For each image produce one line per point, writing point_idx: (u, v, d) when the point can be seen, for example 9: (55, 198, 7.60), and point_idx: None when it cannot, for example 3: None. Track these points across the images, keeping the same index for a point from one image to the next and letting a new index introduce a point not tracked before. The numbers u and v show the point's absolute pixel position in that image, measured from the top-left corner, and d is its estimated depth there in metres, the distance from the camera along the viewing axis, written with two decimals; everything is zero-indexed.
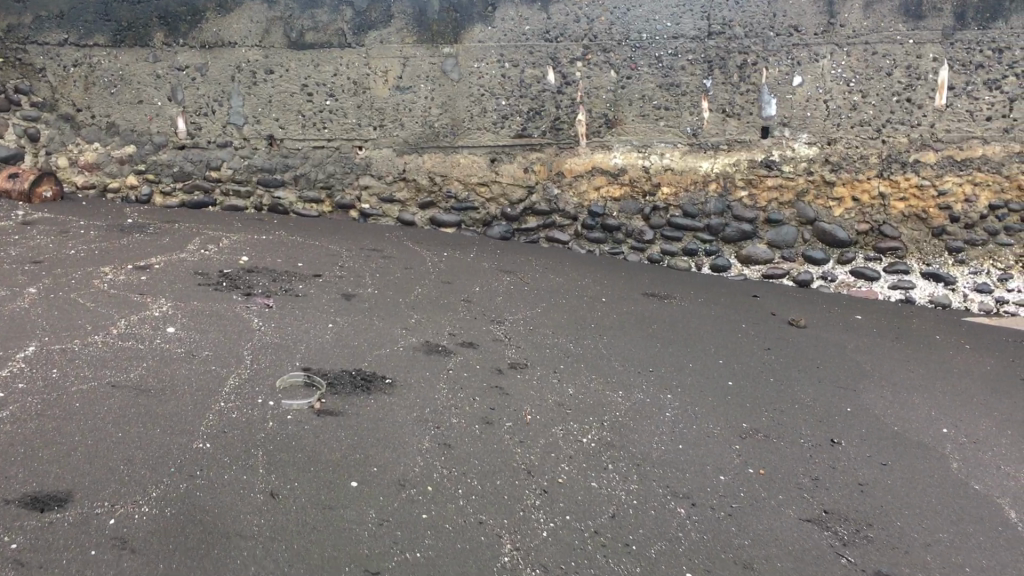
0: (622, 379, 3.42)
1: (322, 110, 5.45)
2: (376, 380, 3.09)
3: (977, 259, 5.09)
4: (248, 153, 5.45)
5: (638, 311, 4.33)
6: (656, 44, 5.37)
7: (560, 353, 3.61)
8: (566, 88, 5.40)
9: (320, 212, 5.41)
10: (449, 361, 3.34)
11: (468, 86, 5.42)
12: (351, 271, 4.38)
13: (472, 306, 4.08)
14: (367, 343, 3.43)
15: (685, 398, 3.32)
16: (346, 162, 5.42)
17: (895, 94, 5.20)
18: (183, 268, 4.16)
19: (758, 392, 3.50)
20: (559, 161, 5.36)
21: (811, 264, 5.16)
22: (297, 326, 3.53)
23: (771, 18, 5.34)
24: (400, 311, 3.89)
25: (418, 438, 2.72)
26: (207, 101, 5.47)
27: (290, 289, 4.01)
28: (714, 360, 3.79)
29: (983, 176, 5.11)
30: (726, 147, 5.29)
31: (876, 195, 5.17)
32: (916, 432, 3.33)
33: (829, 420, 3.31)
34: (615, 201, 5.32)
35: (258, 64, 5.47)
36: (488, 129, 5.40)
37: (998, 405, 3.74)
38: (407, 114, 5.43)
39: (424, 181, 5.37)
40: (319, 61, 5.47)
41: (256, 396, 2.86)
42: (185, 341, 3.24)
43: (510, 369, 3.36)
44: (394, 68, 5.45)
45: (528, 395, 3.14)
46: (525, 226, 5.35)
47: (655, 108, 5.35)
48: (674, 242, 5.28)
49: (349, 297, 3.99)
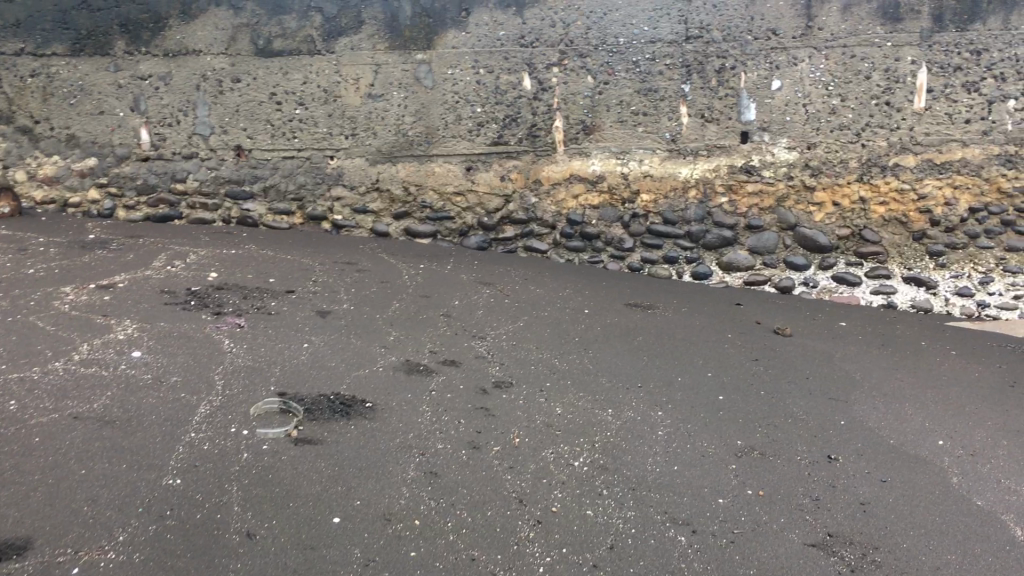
0: (610, 396, 3.30)
1: (291, 120, 5.28)
2: (356, 404, 2.95)
3: (958, 263, 5.02)
4: (215, 164, 5.27)
5: (621, 323, 4.21)
6: (633, 49, 5.28)
7: (545, 369, 3.49)
8: (543, 94, 5.28)
9: (291, 223, 5.23)
10: (431, 381, 3.21)
11: (443, 93, 5.29)
12: (325, 286, 4.23)
13: (453, 320, 3.96)
14: (344, 363, 3.28)
15: (677, 415, 3.21)
16: (316, 173, 5.26)
17: (874, 97, 5.14)
18: (149, 287, 4.00)
19: (750, 407, 3.39)
20: (537, 168, 5.25)
21: (793, 270, 5.06)
22: (271, 346, 3.39)
23: (748, 22, 5.26)
24: (377, 328, 3.75)
25: (403, 466, 2.59)
26: (172, 110, 5.29)
27: (261, 306, 3.86)
28: (703, 373, 3.69)
29: (963, 179, 5.05)
30: (705, 152, 5.20)
31: (856, 200, 5.09)
32: (913, 445, 3.24)
33: (824, 435, 3.21)
34: (594, 209, 5.22)
35: (224, 72, 5.30)
36: (463, 136, 5.27)
37: (991, 413, 3.66)
38: (380, 123, 5.28)
39: (398, 191, 5.23)
40: (288, 68, 5.31)
41: (229, 424, 2.71)
42: (152, 366, 3.08)
43: (495, 388, 3.23)
44: (366, 75, 5.31)
45: (515, 416, 3.01)
46: (503, 235, 5.22)
47: (633, 114, 5.24)
48: (654, 249, 5.16)
49: (324, 314, 3.84)
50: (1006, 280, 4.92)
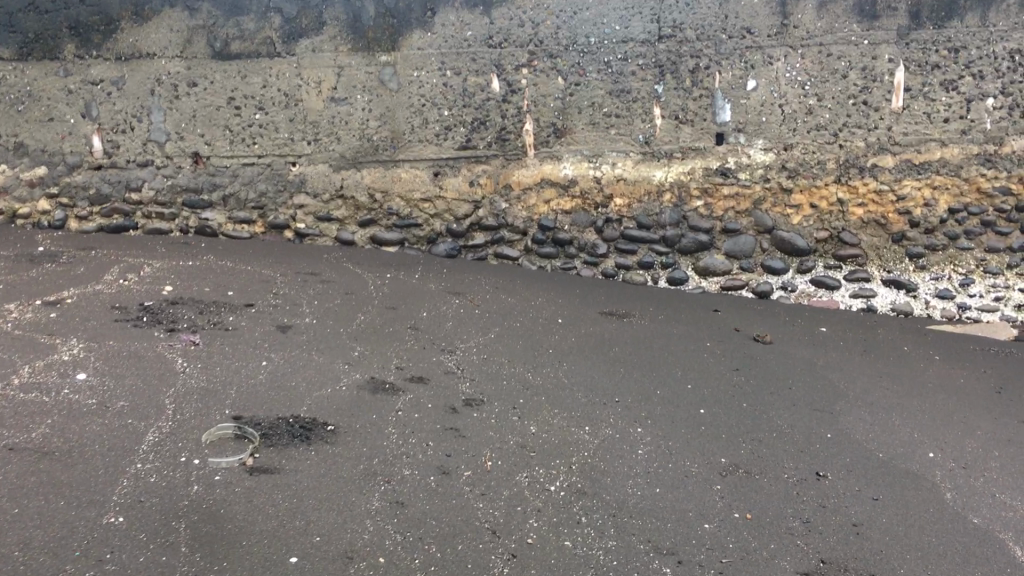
0: (587, 413, 3.13)
1: (251, 125, 5.07)
2: (316, 428, 2.76)
3: (938, 265, 4.92)
4: (172, 172, 5.04)
5: (597, 333, 4.05)
6: (604, 49, 5.11)
7: (517, 385, 3.31)
8: (512, 96, 5.11)
9: (252, 233, 5.00)
10: (397, 401, 3.02)
11: (408, 96, 5.11)
12: (287, 299, 4.04)
13: (421, 334, 3.77)
14: (306, 383, 3.08)
15: (658, 432, 3.05)
16: (278, 180, 5.05)
17: (851, 96, 5.03)
18: (99, 302, 3.78)
19: (734, 422, 3.23)
20: (507, 173, 5.07)
21: (772, 274, 4.95)
22: (227, 365, 3.18)
23: (722, 20, 5.11)
24: (341, 344, 3.56)
25: (366, 497, 2.40)
26: (126, 116, 5.05)
27: (218, 322, 3.66)
28: (683, 386, 3.52)
29: (942, 179, 4.95)
30: (680, 154, 5.06)
31: (834, 201, 4.98)
32: (903, 459, 3.10)
33: (811, 451, 3.06)
34: (566, 214, 5.06)
35: (180, 76, 5.09)
36: (430, 141, 5.09)
37: (980, 422, 3.54)
38: (343, 127, 5.08)
39: (363, 198, 5.03)
40: (246, 71, 5.10)
41: (178, 454, 2.51)
42: (98, 390, 2.87)
43: (465, 407, 3.05)
44: (329, 78, 5.11)
45: (486, 437, 2.84)
46: (473, 242, 5.04)
47: (605, 116, 5.08)
48: (628, 255, 5.01)
49: (285, 329, 3.65)
50: (987, 281, 4.87)
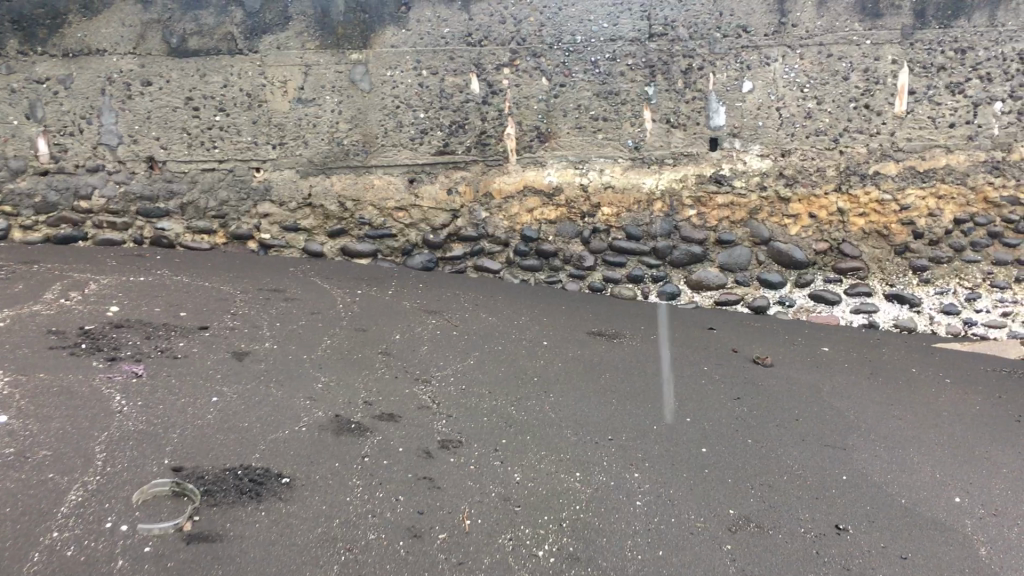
0: (577, 455, 2.80)
1: (210, 128, 4.69)
2: (269, 481, 2.41)
3: (943, 279, 4.64)
4: (125, 178, 4.67)
5: (585, 356, 3.72)
6: (591, 48, 4.77)
7: (499, 422, 2.98)
8: (492, 98, 4.76)
9: (213, 243, 4.65)
10: (364, 445, 2.68)
11: (381, 97, 4.74)
12: (246, 320, 3.68)
13: (393, 361, 3.43)
14: (260, 425, 2.73)
15: (656, 477, 2.72)
16: (241, 188, 4.70)
17: (852, 100, 4.71)
18: (34, 326, 3.39)
19: (740, 462, 2.92)
20: (486, 180, 4.75)
21: (768, 288, 4.64)
22: (171, 403, 2.83)
23: (716, 18, 4.78)
24: (304, 373, 3.21)
25: (325, 569, 2.07)
26: (73, 118, 4.66)
27: (166, 349, 3.29)
28: (681, 420, 3.20)
29: (947, 188, 4.66)
30: (672, 161, 4.75)
31: (835, 211, 4.69)
32: (929, 506, 2.79)
33: (826, 497, 2.75)
34: (550, 224, 4.75)
35: (133, 74, 4.67)
36: (405, 145, 4.74)
37: (1004, 458, 3.23)
38: (311, 130, 4.72)
39: (333, 207, 4.69)
40: (206, 69, 4.70)
41: (102, 518, 2.16)
42: (18, 437, 2.50)
43: (441, 450, 2.72)
44: (294, 78, 4.72)
45: (464, 489, 2.50)
46: (450, 253, 4.72)
47: (592, 120, 4.75)
48: (616, 268, 4.71)
49: (241, 357, 3.30)
50: (995, 296, 4.56)
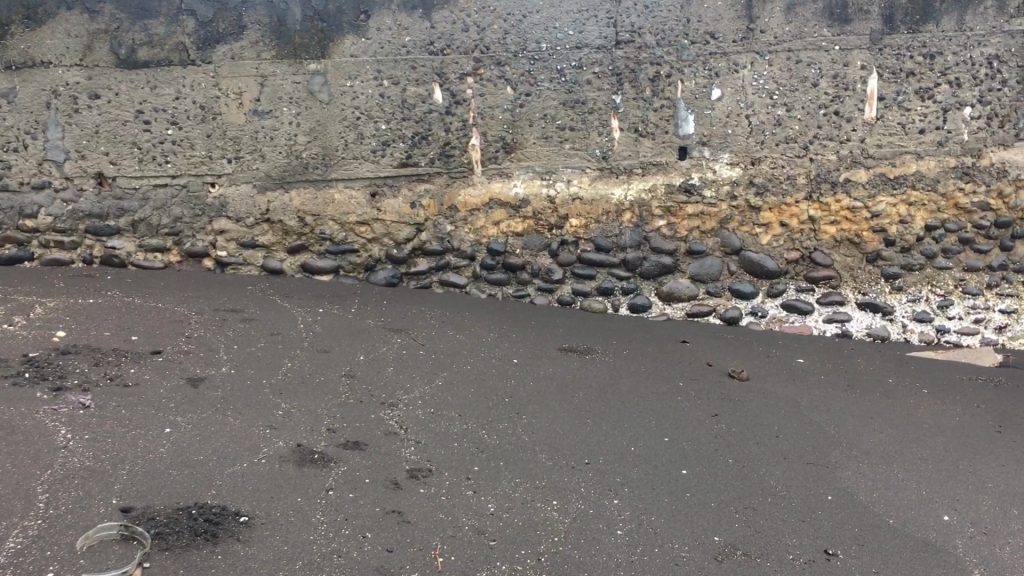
0: (554, 482, 2.67)
1: (162, 142, 4.49)
2: (226, 520, 2.25)
3: (915, 286, 4.59)
4: (73, 196, 4.48)
5: (558, 374, 3.59)
6: (557, 56, 4.60)
7: (471, 448, 2.84)
8: (456, 108, 4.61)
9: (166, 262, 4.50)
10: (329, 477, 2.52)
11: (341, 108, 4.55)
12: (202, 343, 3.50)
13: (357, 384, 3.26)
14: (216, 457, 2.57)
15: (638, 504, 2.60)
16: (195, 204, 4.52)
17: (821, 107, 4.62)
18: None
19: (723, 483, 2.80)
20: (451, 193, 4.61)
21: (740, 299, 4.55)
22: (120, 436, 2.65)
23: (684, 25, 4.61)
24: (264, 400, 3.04)
25: None
26: (17, 133, 4.43)
27: (116, 377, 3.11)
28: (660, 439, 3.08)
29: (918, 195, 4.62)
30: (640, 171, 4.64)
31: (806, 219, 4.62)
32: (919, 525, 2.70)
33: (813, 520, 2.64)
34: (517, 236, 4.63)
35: (80, 87, 4.44)
36: (367, 158, 4.58)
37: (989, 472, 3.15)
38: (268, 143, 4.54)
39: (293, 222, 4.54)
40: (156, 82, 4.47)
41: (43, 569, 1.99)
42: None
43: (410, 481, 2.57)
44: (250, 89, 4.52)
45: (436, 523, 2.36)
46: (415, 268, 4.59)
47: (559, 129, 4.63)
48: (586, 280, 4.60)
49: (197, 383, 3.12)
50: (966, 303, 4.55)
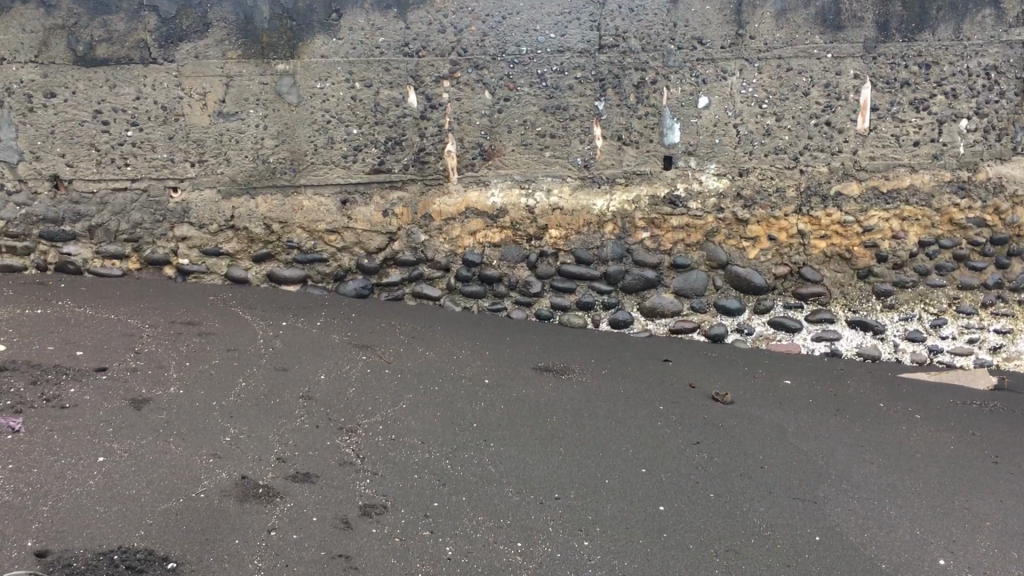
0: (519, 520, 2.47)
1: (122, 143, 4.28)
2: (152, 567, 2.05)
3: (907, 304, 4.40)
4: (26, 199, 4.25)
5: (531, 396, 3.39)
6: (538, 60, 4.42)
7: (432, 480, 2.63)
8: (432, 113, 4.41)
9: (125, 269, 4.27)
10: (272, 515, 2.31)
11: (310, 111, 4.36)
12: (152, 360, 3.29)
13: (314, 408, 3.05)
14: (150, 491, 2.35)
15: (609, 546, 2.40)
16: (157, 209, 4.31)
17: (812, 117, 4.44)
18: None
19: (702, 521, 2.61)
20: (425, 201, 4.41)
21: (726, 315, 4.36)
22: (46, 468, 2.42)
23: (671, 28, 4.44)
24: (213, 425, 2.82)
25: None
26: None
27: (53, 398, 2.89)
28: (636, 471, 2.88)
29: (912, 210, 4.42)
30: (624, 180, 4.44)
31: (795, 233, 4.42)
32: (912, 571, 2.51)
33: (799, 565, 2.45)
34: (494, 248, 4.42)
35: (35, 85, 4.22)
36: (337, 163, 4.37)
37: (985, 508, 2.97)
38: (234, 146, 4.33)
39: (258, 230, 4.31)
40: (116, 80, 4.27)
41: None
42: None
43: (362, 519, 2.36)
44: (215, 90, 4.32)
45: (387, 570, 2.16)
46: (386, 279, 4.37)
47: (539, 136, 4.43)
48: (565, 294, 4.39)
49: (141, 405, 2.90)
50: (960, 322, 4.36)
